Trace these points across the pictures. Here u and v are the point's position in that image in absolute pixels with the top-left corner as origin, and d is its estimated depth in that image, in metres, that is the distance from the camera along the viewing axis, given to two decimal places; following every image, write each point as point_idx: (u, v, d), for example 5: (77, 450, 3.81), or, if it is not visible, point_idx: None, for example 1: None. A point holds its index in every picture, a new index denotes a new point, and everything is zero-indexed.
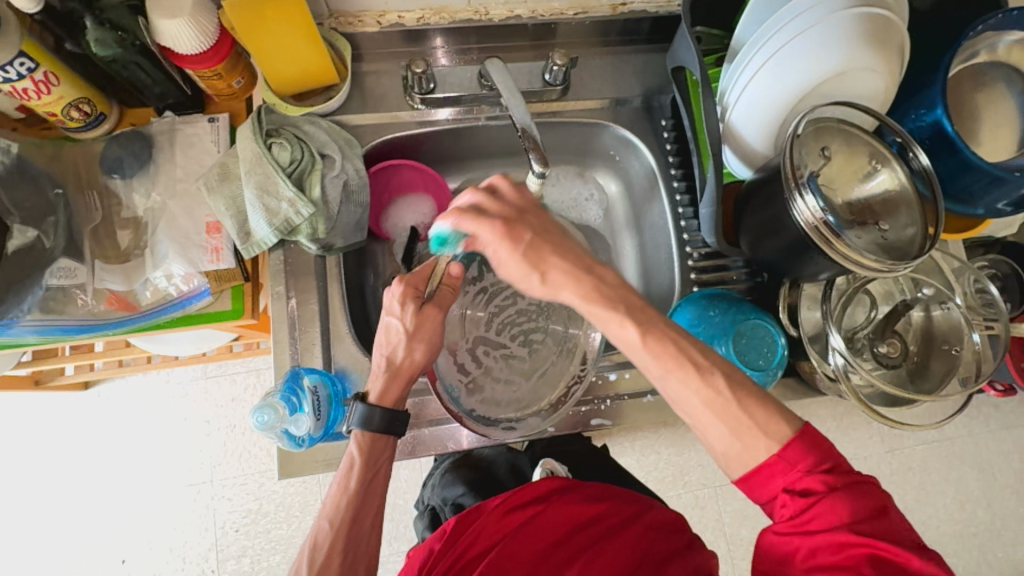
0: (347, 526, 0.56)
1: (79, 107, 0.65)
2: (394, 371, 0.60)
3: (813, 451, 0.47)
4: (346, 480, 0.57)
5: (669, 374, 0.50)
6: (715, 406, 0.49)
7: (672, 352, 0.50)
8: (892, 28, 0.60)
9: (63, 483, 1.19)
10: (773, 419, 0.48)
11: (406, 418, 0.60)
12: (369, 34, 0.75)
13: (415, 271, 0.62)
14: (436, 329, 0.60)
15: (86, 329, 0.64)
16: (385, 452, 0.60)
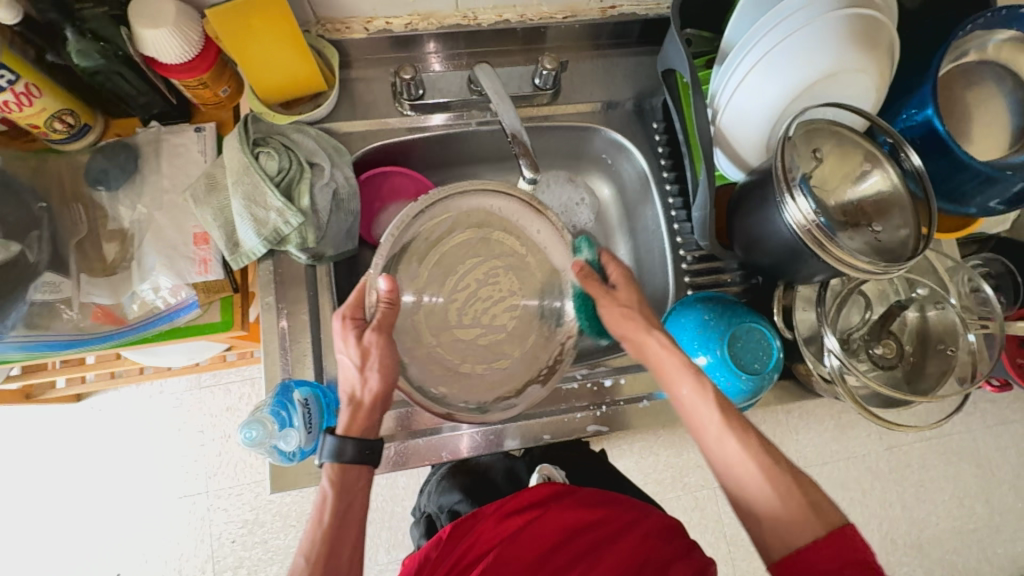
0: (324, 559, 0.54)
1: (62, 119, 0.64)
2: (356, 403, 0.58)
3: (856, 550, 0.48)
4: (320, 513, 0.55)
5: (727, 436, 0.56)
6: (776, 487, 0.53)
7: (736, 419, 0.57)
8: (882, 29, 0.60)
9: (55, 498, 1.17)
10: (812, 505, 0.51)
11: (382, 444, 0.59)
12: (357, 41, 0.74)
13: (351, 300, 0.58)
14: (384, 350, 0.56)
15: (71, 345, 0.62)
16: (360, 482, 0.57)
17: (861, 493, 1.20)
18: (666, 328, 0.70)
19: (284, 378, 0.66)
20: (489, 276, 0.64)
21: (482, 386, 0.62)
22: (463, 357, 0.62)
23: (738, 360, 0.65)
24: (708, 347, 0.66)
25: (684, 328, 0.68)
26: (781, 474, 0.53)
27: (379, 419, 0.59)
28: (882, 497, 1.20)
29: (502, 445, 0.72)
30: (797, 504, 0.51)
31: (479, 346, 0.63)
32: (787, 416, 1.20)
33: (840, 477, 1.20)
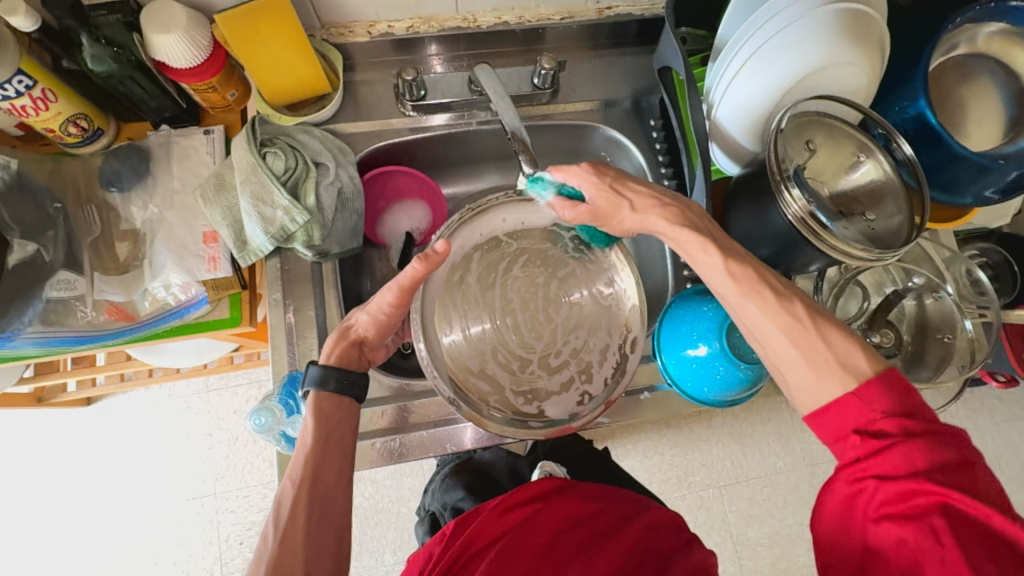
0: (309, 479, 0.53)
1: (77, 123, 0.66)
2: (350, 336, 0.60)
3: (891, 397, 0.45)
4: (304, 438, 0.55)
5: (746, 298, 0.52)
6: (796, 343, 0.50)
7: (752, 277, 0.53)
8: (871, 23, 0.61)
9: (67, 499, 1.19)
10: (843, 357, 0.48)
11: (364, 382, 0.59)
12: (360, 45, 0.76)
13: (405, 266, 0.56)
14: (397, 312, 0.58)
15: (84, 340, 0.65)
16: (339, 413, 0.57)
17: None
18: (667, 319, 0.71)
19: (290, 371, 0.68)
20: (523, 282, 0.61)
21: (586, 371, 0.61)
22: (549, 366, 0.61)
23: (736, 349, 0.65)
24: (708, 337, 0.66)
25: (684, 318, 0.69)
26: (806, 336, 0.49)
27: (359, 358, 0.61)
28: None
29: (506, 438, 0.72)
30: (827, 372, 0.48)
31: (564, 342, 0.61)
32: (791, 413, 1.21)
33: None
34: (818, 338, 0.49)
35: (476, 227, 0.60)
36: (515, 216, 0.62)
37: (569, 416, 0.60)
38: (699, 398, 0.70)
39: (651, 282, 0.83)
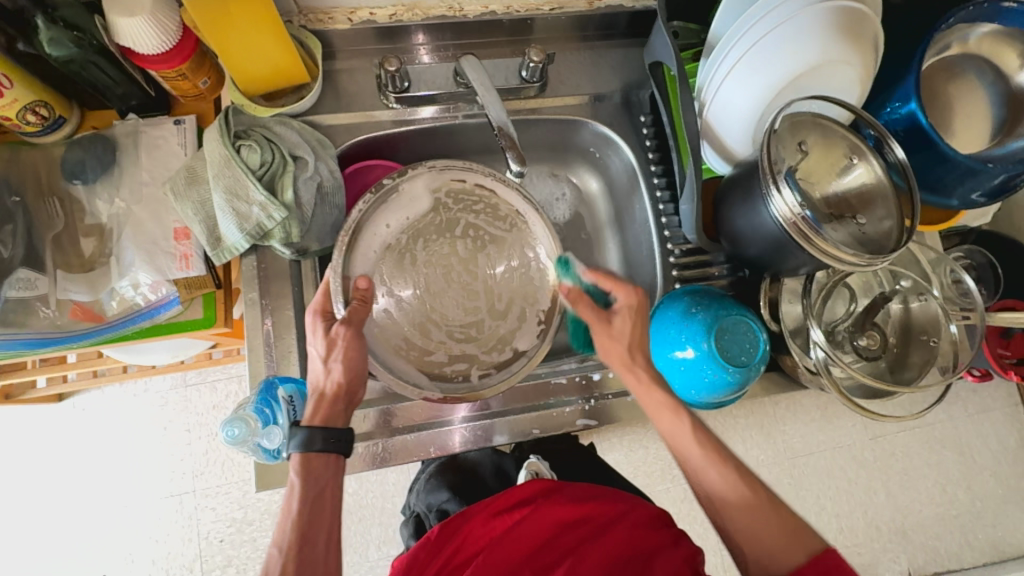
0: (297, 547, 0.52)
1: (36, 110, 0.62)
2: (321, 394, 0.58)
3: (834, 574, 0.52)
4: (289, 502, 0.53)
5: (709, 468, 0.59)
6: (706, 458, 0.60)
7: (724, 458, 0.60)
8: (866, 21, 0.60)
9: (37, 499, 1.15)
10: (801, 530, 0.55)
11: (351, 435, 0.57)
12: (341, 32, 0.73)
13: (321, 295, 0.61)
14: (349, 344, 0.58)
15: (47, 342, 0.61)
16: (328, 471, 0.56)
17: (846, 483, 1.22)
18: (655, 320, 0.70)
19: (268, 374, 0.65)
20: (444, 265, 0.71)
21: (529, 299, 0.71)
22: (494, 311, 0.71)
23: (724, 353, 0.65)
24: (696, 340, 0.66)
25: (672, 321, 0.68)
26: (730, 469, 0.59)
27: (346, 411, 0.59)
28: (867, 486, 1.23)
29: (493, 440, 0.72)
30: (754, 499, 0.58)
31: (497, 285, 0.71)
32: (773, 407, 1.22)
33: (825, 467, 1.22)
34: (784, 520, 0.56)
35: (366, 246, 0.66)
36: (400, 217, 0.69)
37: (534, 341, 0.69)
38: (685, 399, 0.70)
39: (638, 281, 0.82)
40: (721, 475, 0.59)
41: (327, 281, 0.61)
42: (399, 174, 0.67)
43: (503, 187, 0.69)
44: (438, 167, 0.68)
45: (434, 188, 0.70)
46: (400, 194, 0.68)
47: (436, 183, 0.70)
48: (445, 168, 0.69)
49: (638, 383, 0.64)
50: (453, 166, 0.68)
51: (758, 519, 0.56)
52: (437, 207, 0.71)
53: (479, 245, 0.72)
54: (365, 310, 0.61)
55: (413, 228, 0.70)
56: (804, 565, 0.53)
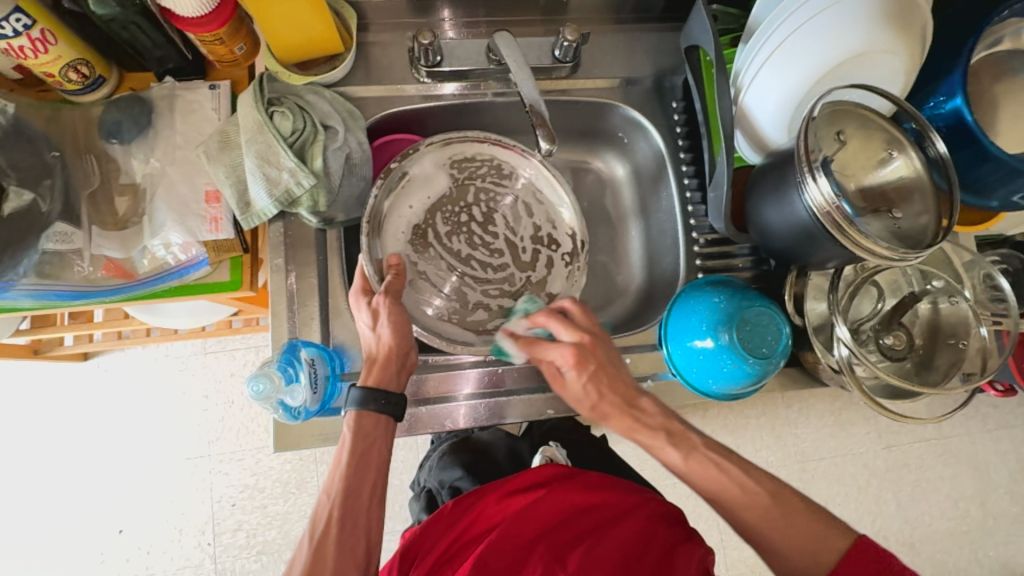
0: (343, 495, 0.55)
1: (78, 68, 0.63)
2: (373, 360, 0.59)
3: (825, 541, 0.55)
4: (339, 453, 0.56)
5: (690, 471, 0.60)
6: (693, 468, 0.60)
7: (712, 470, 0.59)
8: (915, 10, 0.58)
9: (60, 453, 1.19)
10: (825, 532, 0.56)
11: (403, 398, 0.59)
12: (375, 3, 0.72)
13: (360, 278, 0.62)
14: (391, 310, 0.59)
15: (82, 295, 0.63)
16: (377, 429, 0.57)
17: (856, 490, 1.20)
18: (674, 309, 0.69)
19: (290, 338, 0.66)
20: (465, 233, 0.74)
21: (551, 244, 0.75)
22: (521, 263, 0.75)
23: (745, 344, 0.64)
24: (715, 329, 0.65)
25: (693, 310, 0.67)
26: (719, 474, 0.59)
27: (400, 375, 0.59)
28: (877, 495, 1.21)
29: (502, 419, 0.71)
30: (757, 492, 0.58)
31: (522, 238, 0.75)
32: (785, 409, 1.21)
33: (835, 473, 1.20)
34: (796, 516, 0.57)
35: (395, 225, 0.70)
36: (423, 197, 0.72)
37: (568, 280, 0.73)
38: (704, 391, 0.69)
39: (660, 269, 0.82)
40: (692, 468, 0.60)
41: (362, 266, 0.62)
42: (404, 155, 0.68)
43: (500, 149, 0.72)
44: (436, 143, 0.69)
45: (443, 162, 0.71)
46: (413, 178, 0.71)
47: (443, 158, 0.71)
48: (445, 143, 0.70)
49: (624, 419, 0.62)
50: (451, 138, 0.69)
51: (774, 516, 0.57)
52: (456, 180, 0.74)
53: (493, 206, 0.75)
54: (401, 280, 0.61)
55: (438, 206, 0.73)
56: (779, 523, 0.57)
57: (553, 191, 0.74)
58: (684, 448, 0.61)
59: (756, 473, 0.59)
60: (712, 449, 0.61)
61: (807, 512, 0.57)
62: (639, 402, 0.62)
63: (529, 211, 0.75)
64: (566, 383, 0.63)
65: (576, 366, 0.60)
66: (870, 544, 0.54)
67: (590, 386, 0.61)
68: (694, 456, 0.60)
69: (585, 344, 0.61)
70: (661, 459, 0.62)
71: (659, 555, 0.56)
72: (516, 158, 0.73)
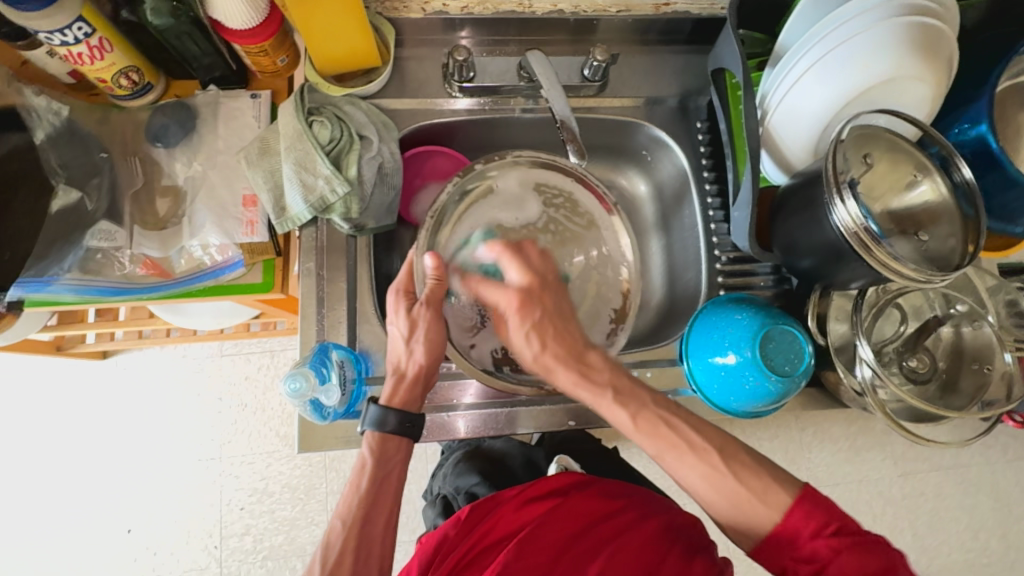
0: (359, 522, 0.57)
1: (128, 75, 0.66)
2: (401, 374, 0.61)
3: (816, 515, 0.55)
4: (359, 479, 0.58)
5: (663, 453, 0.61)
6: (643, 427, 0.62)
7: (663, 432, 0.61)
8: (942, 39, 0.59)
9: (75, 450, 1.20)
10: (771, 486, 0.58)
11: (423, 420, 0.61)
12: (413, 20, 0.75)
13: (399, 276, 0.63)
14: (428, 326, 0.60)
15: (120, 291, 0.65)
16: (398, 454, 0.60)
17: (871, 518, 1.18)
18: (696, 325, 0.70)
19: (318, 341, 0.68)
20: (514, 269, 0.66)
21: (604, 296, 0.68)
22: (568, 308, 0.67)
23: (768, 361, 0.64)
24: (739, 346, 0.65)
25: (716, 325, 0.68)
26: (667, 432, 0.61)
27: (422, 395, 0.63)
28: (893, 524, 1.18)
29: (515, 428, 0.71)
30: (704, 447, 0.60)
31: (576, 279, 0.68)
32: (799, 432, 1.20)
33: (850, 499, 1.19)
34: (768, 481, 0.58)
35: (464, 234, 0.66)
36: (495, 215, 0.67)
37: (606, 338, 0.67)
38: (725, 407, 0.69)
39: (681, 285, 0.82)
40: (641, 431, 0.62)
41: (410, 262, 0.63)
42: (490, 159, 0.66)
43: (581, 185, 0.69)
44: (524, 159, 0.67)
45: (529, 183, 0.68)
46: (494, 193, 0.68)
47: (528, 179, 0.68)
48: (533, 161, 0.68)
49: (571, 373, 0.62)
50: (540, 159, 0.67)
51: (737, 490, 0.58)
52: (541, 208, 0.68)
53: (562, 241, 0.69)
54: (441, 290, 0.60)
55: (518, 230, 0.67)
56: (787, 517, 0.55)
57: (614, 229, 0.69)
58: (634, 406, 0.62)
59: (718, 436, 0.61)
60: (661, 405, 0.62)
61: (755, 471, 0.59)
62: (587, 356, 0.63)
63: (596, 261, 0.68)
64: (509, 328, 0.63)
65: (519, 310, 0.62)
66: (815, 494, 0.56)
67: (533, 334, 0.62)
68: (643, 415, 0.62)
69: (530, 292, 0.62)
70: (613, 420, 0.63)
71: (677, 561, 0.58)
72: (600, 206, 0.69)
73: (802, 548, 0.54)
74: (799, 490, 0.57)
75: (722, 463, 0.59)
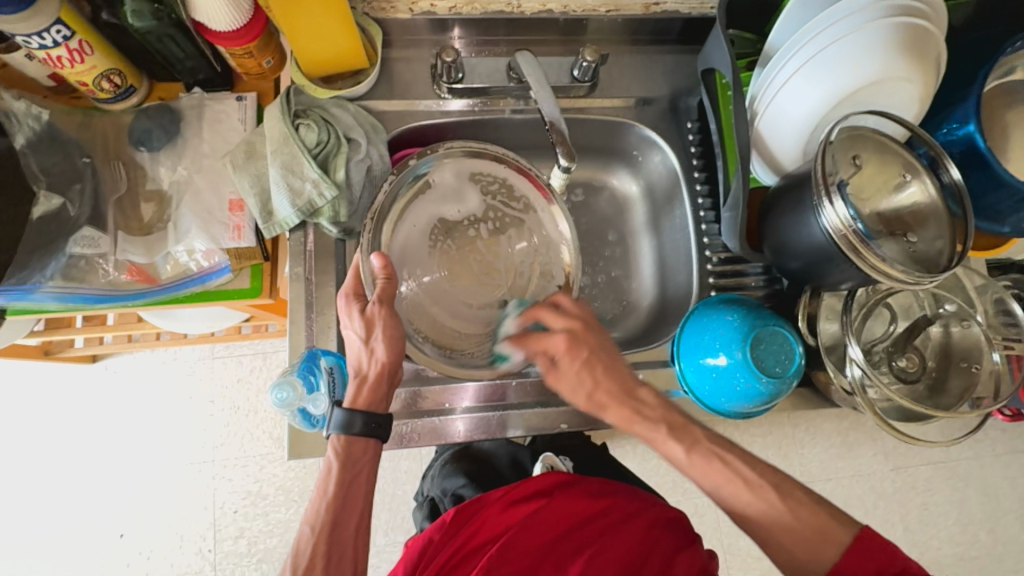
0: (329, 528, 0.57)
1: (110, 78, 0.65)
2: (363, 378, 0.59)
3: (876, 555, 0.54)
4: (326, 483, 0.58)
5: (713, 483, 0.60)
6: (696, 462, 0.61)
7: (717, 468, 0.60)
8: (931, 39, 0.59)
9: (64, 456, 1.19)
10: (830, 524, 0.57)
11: (390, 419, 0.60)
12: (401, 21, 0.74)
13: (348, 279, 0.61)
14: (386, 323, 0.59)
15: (104, 299, 0.64)
16: (365, 457, 0.59)
17: (863, 513, 1.19)
18: (688, 326, 0.70)
19: (308, 347, 0.67)
20: (454, 260, 0.69)
21: (545, 278, 0.70)
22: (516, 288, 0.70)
23: (759, 363, 0.64)
24: (730, 347, 0.65)
25: (707, 326, 0.68)
26: (723, 469, 0.60)
27: (388, 394, 0.60)
28: (884, 518, 1.19)
29: (508, 431, 0.71)
30: (762, 489, 0.59)
31: (518, 263, 0.70)
32: (792, 429, 1.20)
33: (842, 494, 1.19)
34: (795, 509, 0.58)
35: (408, 228, 0.67)
36: (436, 209, 0.69)
37: None
38: (716, 408, 0.69)
39: (672, 286, 0.82)
40: (694, 463, 0.61)
41: (356, 265, 0.61)
42: (422, 154, 0.67)
43: (516, 171, 0.70)
44: (459, 150, 0.69)
45: (466, 172, 0.70)
46: (434, 187, 0.69)
47: (464, 170, 0.70)
48: (469, 152, 0.69)
49: (624, 411, 0.61)
50: (475, 149, 0.69)
51: (781, 523, 0.58)
52: (482, 198, 0.71)
53: (500, 226, 0.71)
54: (393, 285, 0.60)
55: (461, 221, 0.70)
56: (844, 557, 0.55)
57: (546, 211, 0.71)
58: (687, 441, 0.61)
59: (773, 474, 0.60)
60: (718, 445, 0.61)
61: (814, 511, 0.58)
62: (639, 393, 0.62)
63: (535, 244, 0.71)
64: (562, 376, 0.62)
65: (570, 351, 0.61)
66: (874, 538, 0.55)
67: (584, 373, 0.61)
68: (697, 450, 0.61)
69: (577, 333, 0.61)
70: (664, 452, 0.62)
71: (657, 563, 0.58)
72: (538, 193, 0.71)
73: None
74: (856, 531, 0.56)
75: (778, 501, 0.58)
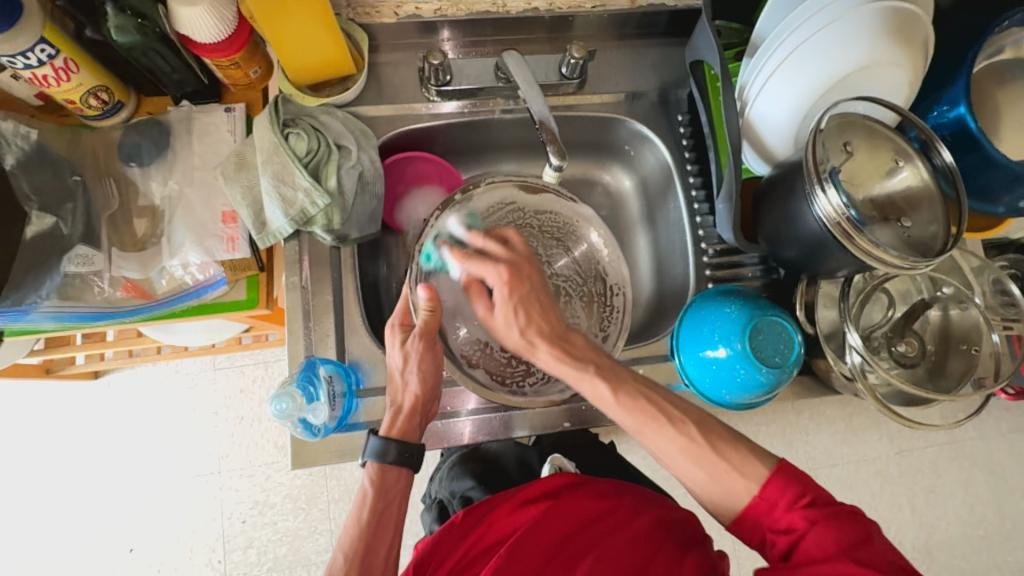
0: (360, 556, 0.56)
1: (97, 95, 0.65)
2: (398, 407, 0.62)
3: (790, 486, 0.53)
4: (360, 511, 0.58)
5: (643, 427, 0.58)
6: (623, 402, 0.59)
7: (644, 406, 0.58)
8: (916, 23, 0.59)
9: (70, 472, 1.19)
10: (749, 460, 0.55)
11: (422, 449, 0.61)
12: (386, 26, 0.74)
13: (394, 312, 0.63)
14: (423, 358, 0.61)
15: (103, 316, 0.64)
16: (398, 485, 0.60)
17: (870, 497, 1.20)
18: (685, 319, 0.70)
19: (307, 356, 0.67)
20: None
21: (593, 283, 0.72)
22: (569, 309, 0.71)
23: (759, 354, 0.64)
24: (729, 339, 0.65)
25: (705, 319, 0.67)
26: (645, 404, 0.58)
27: (421, 424, 0.63)
28: (891, 502, 1.20)
29: (513, 432, 0.70)
30: (684, 422, 0.58)
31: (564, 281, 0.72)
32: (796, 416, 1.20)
33: (849, 480, 1.19)
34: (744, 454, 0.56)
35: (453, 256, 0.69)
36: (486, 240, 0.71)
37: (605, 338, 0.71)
38: (716, 399, 0.69)
39: (670, 278, 0.82)
40: (620, 402, 0.59)
41: (405, 297, 0.63)
42: (467, 189, 0.68)
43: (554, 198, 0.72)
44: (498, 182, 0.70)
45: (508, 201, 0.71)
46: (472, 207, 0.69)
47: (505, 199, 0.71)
48: (505, 183, 0.70)
49: (551, 348, 0.60)
50: (512, 179, 0.70)
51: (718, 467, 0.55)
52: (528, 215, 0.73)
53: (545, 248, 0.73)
54: (435, 320, 0.60)
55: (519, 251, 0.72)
56: (762, 493, 0.53)
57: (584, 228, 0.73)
58: (612, 379, 0.59)
59: (697, 412, 0.59)
60: (640, 383, 0.60)
61: (735, 446, 0.56)
62: (567, 334, 0.61)
63: (578, 263, 0.73)
64: (491, 306, 0.62)
65: (507, 283, 0.60)
66: (790, 468, 0.54)
67: (520, 309, 0.60)
68: (623, 389, 0.59)
69: (517, 265, 0.62)
70: (590, 395, 0.60)
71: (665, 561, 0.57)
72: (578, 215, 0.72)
73: (778, 518, 0.52)
74: (775, 463, 0.55)
75: (700, 437, 0.57)
